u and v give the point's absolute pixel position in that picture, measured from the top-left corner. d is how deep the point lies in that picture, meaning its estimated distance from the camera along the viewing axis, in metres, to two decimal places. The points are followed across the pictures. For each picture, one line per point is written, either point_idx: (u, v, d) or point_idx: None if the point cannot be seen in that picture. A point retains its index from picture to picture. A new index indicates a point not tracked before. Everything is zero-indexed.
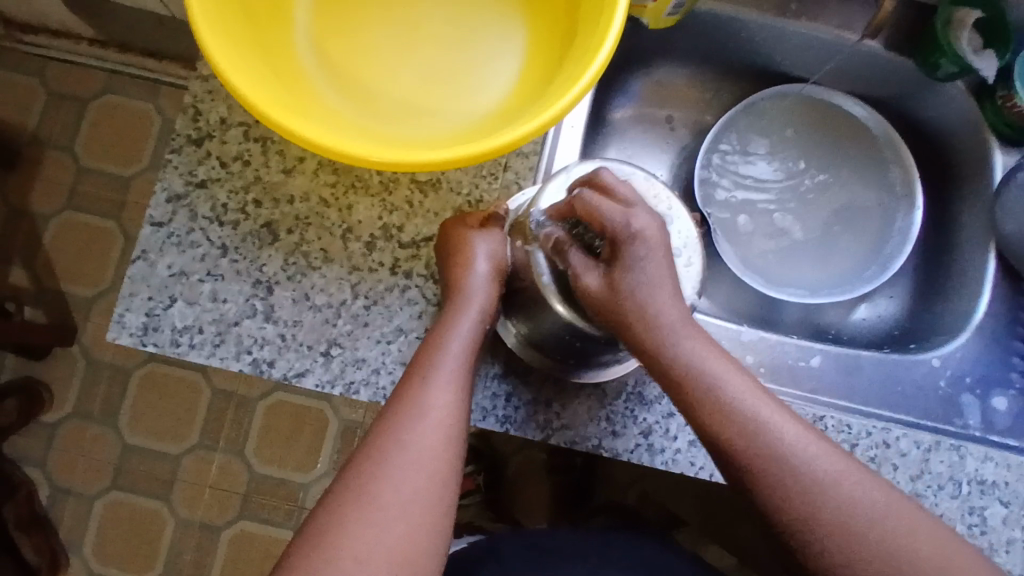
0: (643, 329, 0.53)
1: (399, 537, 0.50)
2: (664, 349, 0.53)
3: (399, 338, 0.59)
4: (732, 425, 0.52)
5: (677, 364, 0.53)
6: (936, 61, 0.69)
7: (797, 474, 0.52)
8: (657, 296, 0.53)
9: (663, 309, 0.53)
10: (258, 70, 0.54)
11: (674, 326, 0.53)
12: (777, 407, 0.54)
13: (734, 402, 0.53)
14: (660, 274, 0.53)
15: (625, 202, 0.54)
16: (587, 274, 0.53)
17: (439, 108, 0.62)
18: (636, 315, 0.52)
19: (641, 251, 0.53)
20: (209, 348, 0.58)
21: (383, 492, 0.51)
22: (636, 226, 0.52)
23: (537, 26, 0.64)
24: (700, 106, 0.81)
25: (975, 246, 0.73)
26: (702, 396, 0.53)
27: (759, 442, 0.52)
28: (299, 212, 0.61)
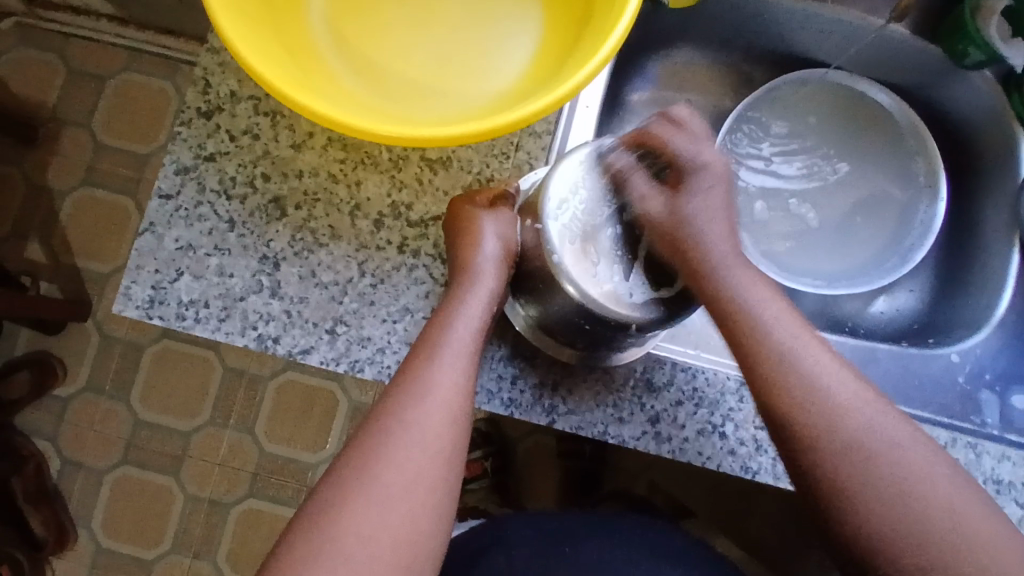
0: (701, 254, 0.58)
1: (403, 514, 0.50)
2: (714, 280, 0.57)
3: (405, 318, 0.59)
4: (785, 377, 0.53)
5: (730, 292, 0.57)
6: (962, 49, 0.67)
7: (843, 433, 0.52)
8: (706, 225, 0.60)
9: (705, 233, 0.60)
10: (267, 43, 0.53)
11: (727, 257, 0.59)
12: (825, 353, 0.55)
13: (785, 343, 0.55)
14: (715, 206, 0.62)
15: (693, 143, 0.62)
16: (650, 200, 0.60)
17: (452, 86, 0.61)
18: (693, 241, 0.59)
19: (702, 186, 0.62)
20: (214, 322, 0.58)
21: (384, 472, 0.51)
22: (701, 160, 0.62)
23: (553, 3, 0.63)
24: (720, 91, 0.79)
25: (997, 241, 0.71)
26: (750, 334, 0.55)
27: (805, 387, 0.53)
28: (308, 188, 0.60)
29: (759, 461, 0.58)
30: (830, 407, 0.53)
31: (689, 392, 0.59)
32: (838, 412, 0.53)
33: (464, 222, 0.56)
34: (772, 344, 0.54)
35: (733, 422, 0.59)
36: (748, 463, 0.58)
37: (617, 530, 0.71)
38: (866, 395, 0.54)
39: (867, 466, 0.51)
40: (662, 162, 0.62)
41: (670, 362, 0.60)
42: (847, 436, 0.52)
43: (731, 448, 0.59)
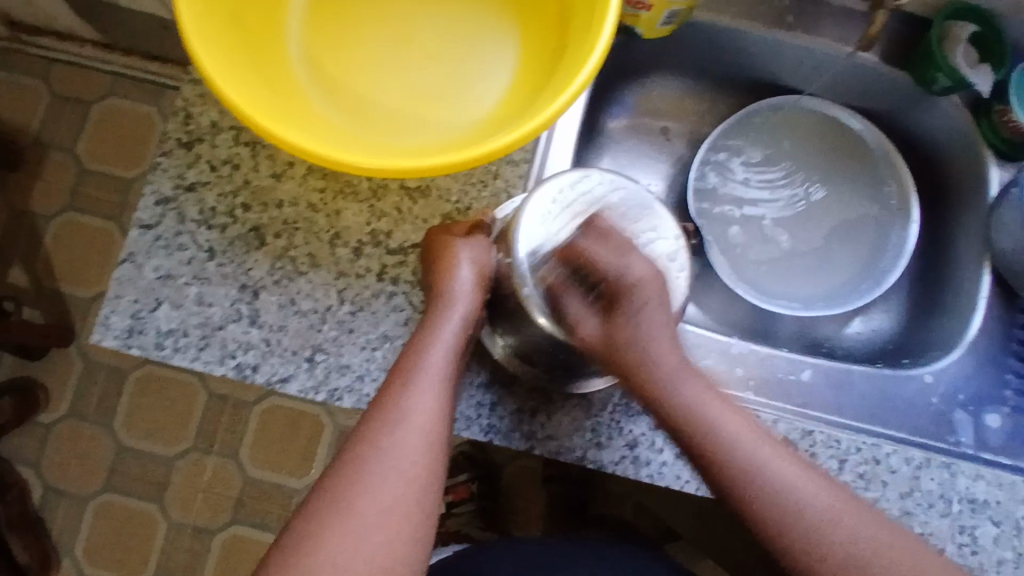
0: (646, 374, 0.56)
1: (377, 543, 0.50)
2: (668, 400, 0.56)
3: (384, 345, 0.59)
4: (768, 515, 0.54)
5: (682, 407, 0.55)
6: (930, 76, 0.69)
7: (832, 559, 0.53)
8: (655, 347, 0.56)
9: (660, 359, 0.56)
10: (246, 77, 0.54)
11: (670, 375, 0.56)
12: (778, 450, 0.55)
13: (733, 450, 0.55)
14: (658, 324, 0.56)
15: (620, 249, 0.56)
16: (585, 321, 0.57)
17: (431, 117, 0.61)
18: (636, 358, 0.56)
19: (636, 306, 0.56)
20: (194, 351, 0.58)
21: (360, 502, 0.51)
22: (634, 276, 0.55)
23: (529, 35, 0.64)
24: (696, 118, 0.81)
25: (968, 262, 0.72)
26: (717, 476, 0.55)
27: (791, 515, 0.54)
28: (287, 217, 0.61)
29: None
30: (778, 502, 0.54)
31: None
32: (808, 515, 0.54)
33: (440, 250, 0.57)
34: (738, 462, 0.54)
35: None
36: None
37: (600, 555, 0.72)
38: (830, 487, 0.55)
39: (828, 546, 0.53)
40: (593, 280, 0.57)
41: None
42: (824, 539, 0.53)
43: None
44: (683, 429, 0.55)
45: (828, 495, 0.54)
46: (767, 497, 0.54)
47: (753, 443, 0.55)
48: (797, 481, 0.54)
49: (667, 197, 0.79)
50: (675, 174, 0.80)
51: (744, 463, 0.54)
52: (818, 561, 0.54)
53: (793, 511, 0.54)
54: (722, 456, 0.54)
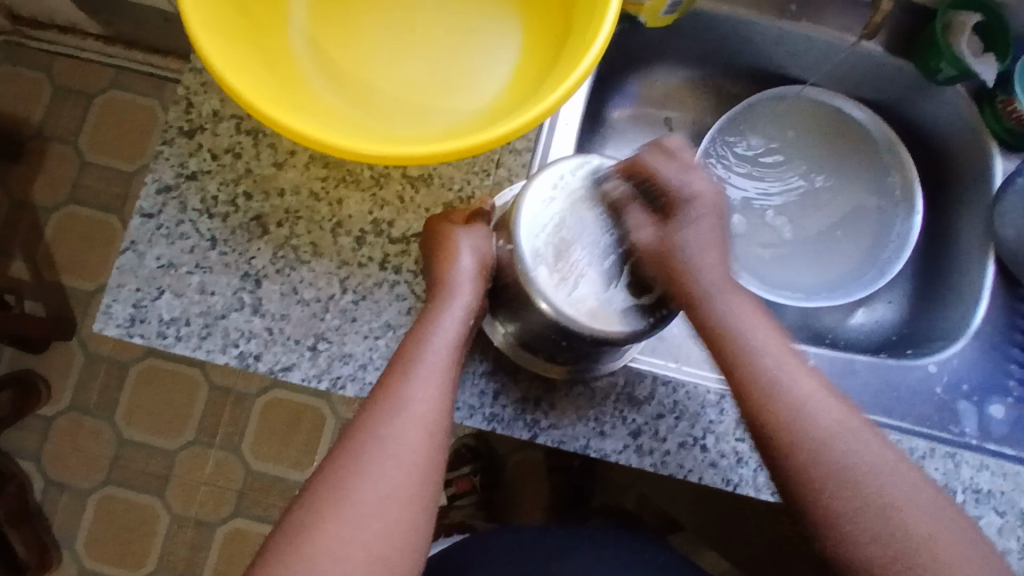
0: (689, 280, 0.57)
1: (378, 531, 0.50)
2: (706, 305, 0.57)
3: (386, 334, 0.59)
4: (811, 444, 0.53)
5: (716, 317, 0.57)
6: (935, 66, 0.69)
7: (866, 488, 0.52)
8: (704, 259, 0.58)
9: (702, 268, 0.58)
10: (249, 63, 0.54)
11: (715, 284, 0.58)
12: (826, 390, 0.56)
13: (781, 384, 0.55)
14: (709, 238, 0.60)
15: (682, 170, 0.61)
16: (645, 229, 0.58)
17: (434, 104, 0.61)
18: (685, 268, 0.58)
19: (692, 215, 0.60)
20: (196, 340, 0.58)
21: (360, 489, 0.51)
22: (692, 189, 0.60)
23: (533, 23, 0.64)
24: (699, 108, 0.80)
25: (972, 253, 0.72)
26: (763, 397, 0.54)
27: (824, 454, 0.53)
28: (290, 206, 0.60)
29: (741, 473, 0.59)
30: (823, 431, 0.53)
31: (670, 406, 0.60)
32: (850, 459, 0.53)
33: (441, 239, 0.56)
34: (784, 394, 0.54)
35: (714, 435, 0.59)
36: (730, 475, 0.59)
37: (602, 546, 0.72)
38: (871, 436, 0.54)
39: (864, 483, 0.52)
40: (655, 194, 0.60)
41: (651, 376, 0.60)
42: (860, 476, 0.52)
43: (713, 460, 0.59)
44: (739, 372, 0.55)
45: (869, 441, 0.54)
46: (805, 410, 0.54)
47: (807, 378, 0.56)
48: (839, 428, 0.54)
49: None
50: None
51: (777, 381, 0.55)
52: (849, 501, 0.52)
53: (834, 446, 0.53)
54: (773, 382, 0.55)
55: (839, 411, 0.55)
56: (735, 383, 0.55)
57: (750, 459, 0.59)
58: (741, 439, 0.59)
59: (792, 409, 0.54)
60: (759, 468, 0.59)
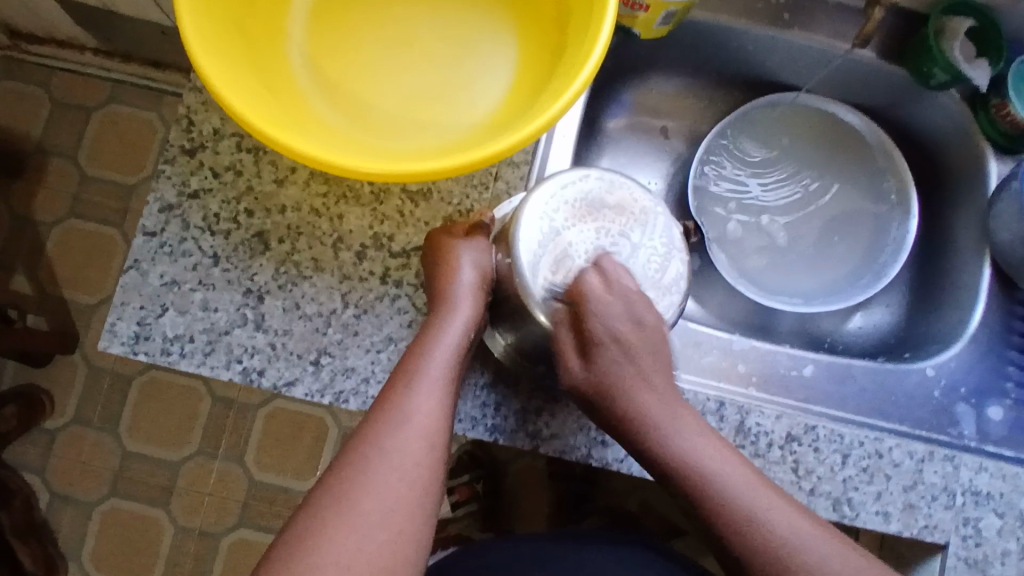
0: (623, 395, 0.56)
1: (380, 541, 0.50)
2: (609, 382, 0.56)
3: (389, 347, 0.59)
4: (700, 469, 0.54)
5: (591, 392, 0.56)
6: (928, 71, 0.69)
7: (751, 517, 0.52)
8: (620, 377, 0.56)
9: (643, 402, 0.56)
10: (249, 83, 0.55)
11: (591, 361, 0.57)
12: (694, 420, 0.56)
13: (641, 412, 0.56)
14: (657, 366, 0.57)
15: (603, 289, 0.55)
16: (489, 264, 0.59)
17: (432, 120, 0.62)
18: (625, 405, 0.56)
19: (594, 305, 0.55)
20: (200, 356, 0.59)
21: (363, 499, 0.51)
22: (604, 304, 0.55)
23: (529, 37, 0.64)
24: (694, 116, 0.81)
25: (968, 256, 0.72)
26: (654, 441, 0.55)
27: (701, 475, 0.54)
28: (291, 222, 0.61)
29: None
30: (680, 450, 0.54)
31: None
32: (711, 483, 0.53)
33: (443, 252, 0.57)
34: (646, 423, 0.55)
35: None
36: None
37: (605, 555, 0.72)
38: (732, 457, 0.55)
39: (734, 502, 0.53)
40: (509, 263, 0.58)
41: None
42: (730, 498, 0.53)
43: None
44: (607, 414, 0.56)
45: (737, 470, 0.54)
46: (700, 467, 0.54)
47: (665, 405, 0.56)
48: (710, 458, 0.54)
49: (667, 195, 0.80)
50: (673, 173, 0.80)
51: (637, 405, 0.56)
52: (737, 516, 0.53)
53: (703, 473, 0.54)
54: (626, 420, 0.56)
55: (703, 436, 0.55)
56: (644, 463, 0.56)
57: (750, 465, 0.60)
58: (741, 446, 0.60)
59: (673, 469, 0.54)
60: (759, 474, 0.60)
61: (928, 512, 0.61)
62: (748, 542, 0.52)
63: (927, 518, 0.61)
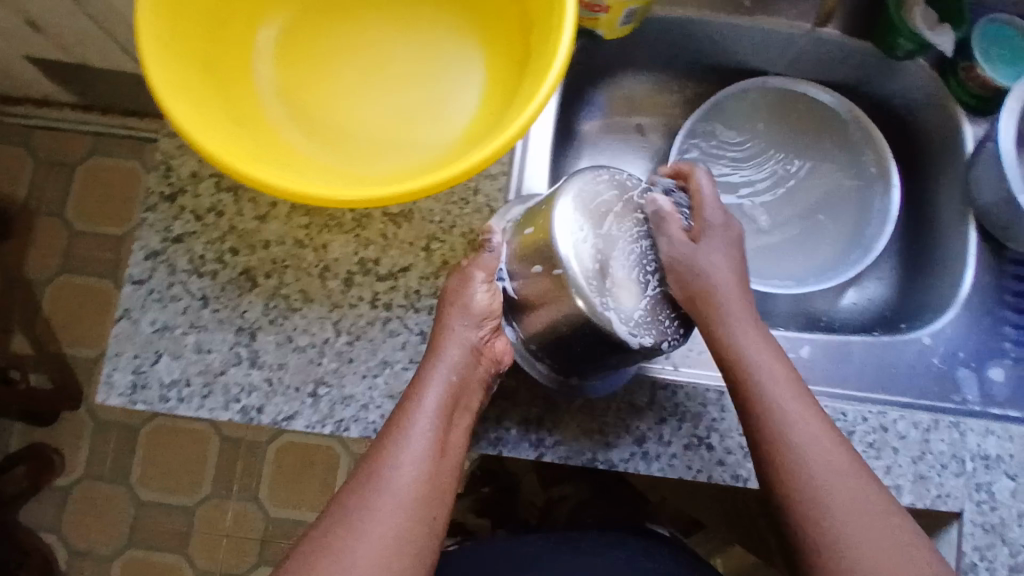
0: (718, 341, 0.55)
1: (383, 564, 0.47)
2: (721, 331, 0.54)
3: (385, 371, 0.59)
4: (778, 423, 0.52)
5: (728, 348, 0.54)
6: (892, 42, 0.70)
7: (823, 482, 0.50)
8: (739, 328, 0.55)
9: (761, 362, 0.54)
10: (221, 123, 0.55)
11: (736, 316, 0.55)
12: (791, 379, 0.54)
13: (745, 360, 0.54)
14: (739, 313, 0.55)
15: (719, 212, 0.58)
16: (665, 245, 0.54)
17: (405, 142, 0.62)
18: (728, 354, 0.54)
19: (714, 244, 0.56)
20: (198, 399, 0.59)
21: (367, 523, 0.48)
22: (713, 219, 0.57)
23: (497, 51, 0.64)
24: (668, 111, 0.82)
25: (953, 222, 0.72)
26: (747, 383, 0.53)
27: (782, 436, 0.51)
28: (276, 256, 0.61)
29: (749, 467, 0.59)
30: (782, 411, 0.52)
31: (671, 408, 0.60)
32: (803, 448, 0.51)
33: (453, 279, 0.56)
34: (745, 374, 0.53)
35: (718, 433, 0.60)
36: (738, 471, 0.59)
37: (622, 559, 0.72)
38: (821, 423, 0.52)
39: (806, 473, 0.51)
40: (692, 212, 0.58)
41: (649, 381, 0.61)
42: (807, 472, 0.51)
43: (720, 458, 0.60)
44: (725, 358, 0.55)
45: (825, 440, 0.52)
46: (776, 407, 0.52)
47: (777, 364, 0.54)
48: (800, 423, 0.52)
49: None
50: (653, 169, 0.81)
51: (734, 351, 0.54)
52: (810, 481, 0.50)
53: (793, 434, 0.51)
54: (740, 367, 0.54)
55: (799, 397, 0.53)
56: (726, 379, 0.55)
57: None
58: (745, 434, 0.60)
59: (759, 423, 0.53)
60: None
61: (939, 481, 0.61)
62: (808, 510, 0.50)
63: (940, 488, 0.61)
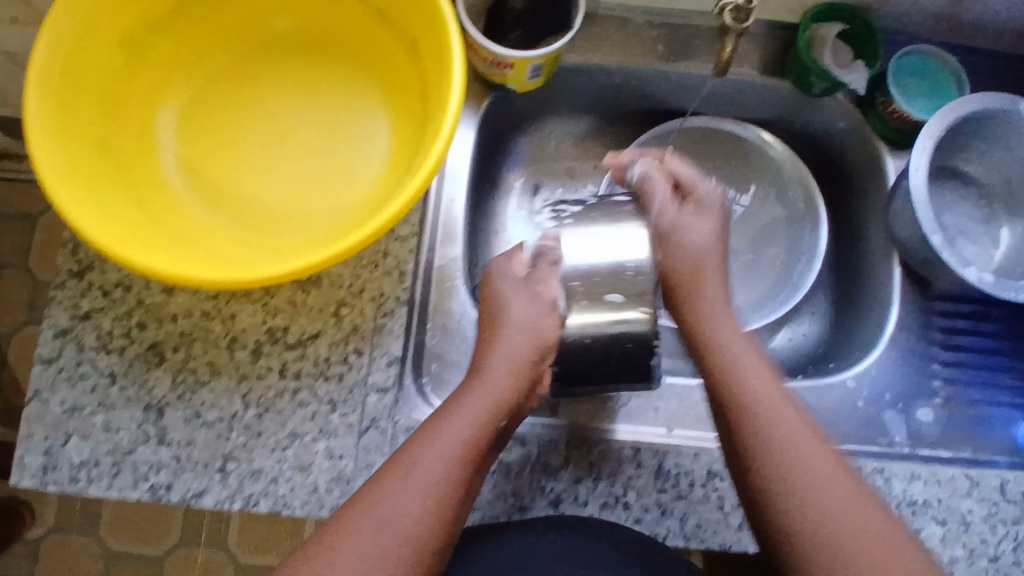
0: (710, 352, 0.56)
1: (388, 549, 0.47)
2: (706, 334, 0.57)
3: (294, 443, 0.58)
4: (734, 382, 0.54)
5: (722, 340, 0.57)
6: (808, 80, 0.68)
7: (776, 419, 0.51)
8: (717, 325, 0.58)
9: (739, 342, 0.56)
10: (115, 205, 0.55)
11: (738, 337, 0.57)
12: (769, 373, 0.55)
13: (725, 344, 0.56)
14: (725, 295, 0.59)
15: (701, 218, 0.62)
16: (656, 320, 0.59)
17: (312, 207, 0.62)
18: (718, 357, 0.56)
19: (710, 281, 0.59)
20: (108, 479, 0.58)
21: (383, 507, 0.49)
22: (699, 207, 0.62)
23: (403, 112, 0.64)
24: (595, 154, 0.81)
25: (878, 258, 0.71)
26: (720, 370, 0.55)
27: (742, 407, 0.53)
28: (183, 330, 0.61)
29: (667, 525, 0.59)
30: (748, 396, 0.53)
31: (587, 467, 0.60)
32: (761, 403, 0.52)
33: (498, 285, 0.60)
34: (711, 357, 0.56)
35: (635, 490, 0.59)
36: (657, 529, 0.59)
37: None
38: (784, 399, 0.53)
39: (774, 436, 0.51)
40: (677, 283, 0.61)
41: (563, 441, 0.60)
42: (753, 396, 0.53)
43: (637, 517, 0.59)
44: (706, 356, 0.57)
45: (763, 381, 0.54)
46: (723, 357, 0.55)
47: (753, 362, 0.55)
48: (760, 393, 0.53)
49: None
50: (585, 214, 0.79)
51: (710, 341, 0.57)
52: (772, 430, 0.51)
53: (739, 365, 0.54)
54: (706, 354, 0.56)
55: (764, 376, 0.54)
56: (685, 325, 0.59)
57: (674, 509, 0.59)
58: (662, 490, 0.59)
59: (724, 360, 0.55)
60: (684, 516, 0.59)
61: None
62: (778, 483, 0.50)
63: None
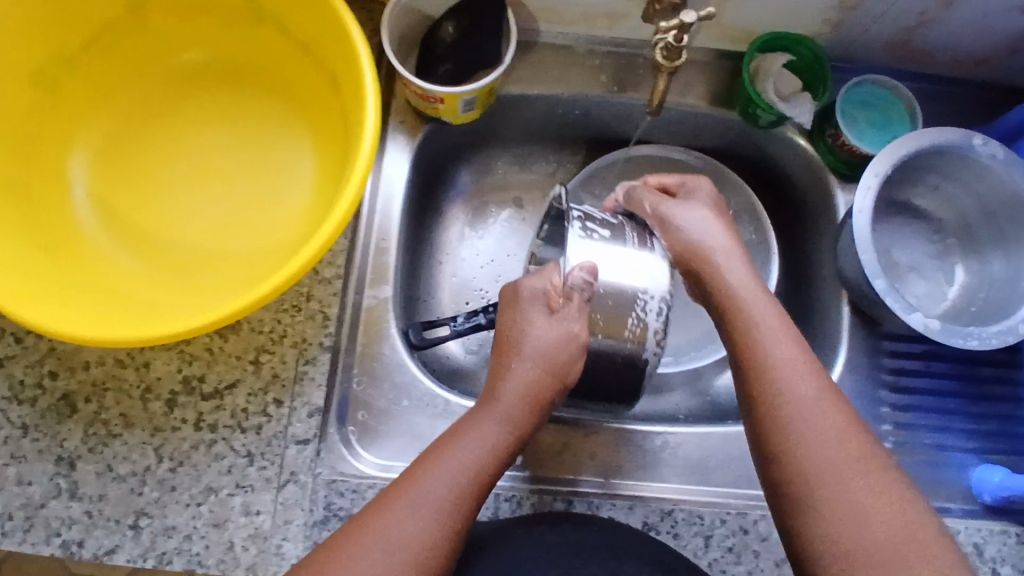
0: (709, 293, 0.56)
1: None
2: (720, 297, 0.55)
3: (209, 498, 0.56)
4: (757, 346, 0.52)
5: (728, 288, 0.55)
6: (753, 112, 0.66)
7: (788, 416, 0.49)
8: (730, 276, 0.55)
9: (753, 298, 0.54)
10: (16, 254, 0.52)
11: (747, 296, 0.54)
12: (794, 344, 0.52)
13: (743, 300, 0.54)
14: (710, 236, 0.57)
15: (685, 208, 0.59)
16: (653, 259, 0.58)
17: (231, 247, 0.59)
18: (725, 306, 0.54)
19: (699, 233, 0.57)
20: (18, 535, 0.56)
21: (379, 536, 0.46)
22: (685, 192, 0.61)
23: (326, 146, 0.61)
24: (543, 182, 0.79)
25: (829, 294, 0.69)
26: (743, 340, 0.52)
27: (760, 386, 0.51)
28: (96, 379, 0.59)
29: None
30: (787, 381, 0.50)
31: None
32: (777, 388, 0.50)
33: (509, 304, 0.55)
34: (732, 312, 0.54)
35: None
36: None
37: None
38: (812, 379, 0.50)
39: (793, 440, 0.48)
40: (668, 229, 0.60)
41: (491, 494, 0.58)
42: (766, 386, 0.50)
43: None
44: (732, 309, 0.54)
45: (801, 377, 0.50)
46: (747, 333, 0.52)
47: (782, 347, 0.51)
48: (788, 369, 0.50)
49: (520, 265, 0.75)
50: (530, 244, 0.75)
51: (734, 299, 0.54)
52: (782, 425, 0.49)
53: (761, 362, 0.51)
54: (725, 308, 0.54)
55: (793, 354, 0.51)
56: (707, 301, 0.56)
57: None
58: None
59: (754, 348, 0.52)
60: None
61: None
62: (802, 493, 0.47)
63: None
